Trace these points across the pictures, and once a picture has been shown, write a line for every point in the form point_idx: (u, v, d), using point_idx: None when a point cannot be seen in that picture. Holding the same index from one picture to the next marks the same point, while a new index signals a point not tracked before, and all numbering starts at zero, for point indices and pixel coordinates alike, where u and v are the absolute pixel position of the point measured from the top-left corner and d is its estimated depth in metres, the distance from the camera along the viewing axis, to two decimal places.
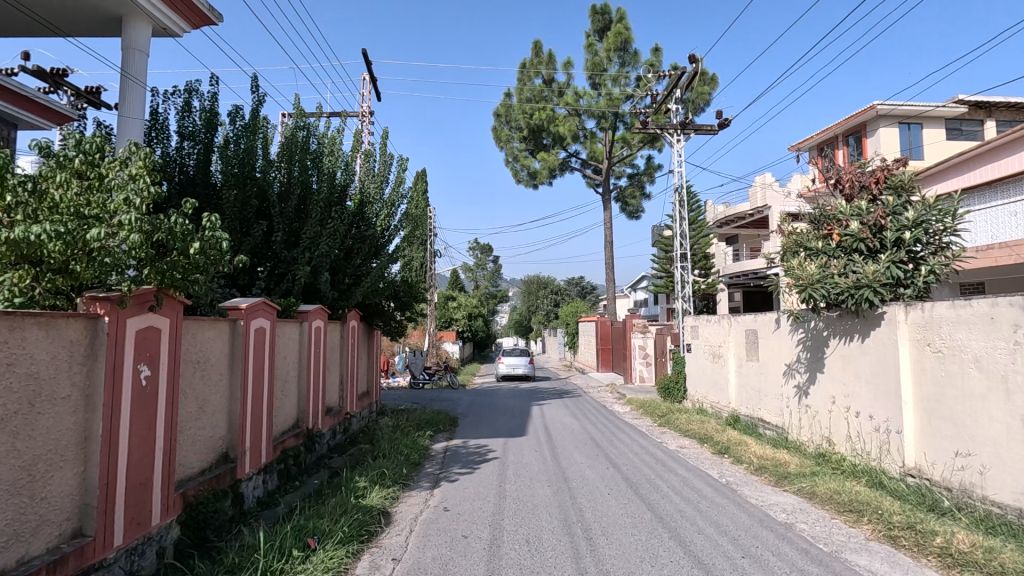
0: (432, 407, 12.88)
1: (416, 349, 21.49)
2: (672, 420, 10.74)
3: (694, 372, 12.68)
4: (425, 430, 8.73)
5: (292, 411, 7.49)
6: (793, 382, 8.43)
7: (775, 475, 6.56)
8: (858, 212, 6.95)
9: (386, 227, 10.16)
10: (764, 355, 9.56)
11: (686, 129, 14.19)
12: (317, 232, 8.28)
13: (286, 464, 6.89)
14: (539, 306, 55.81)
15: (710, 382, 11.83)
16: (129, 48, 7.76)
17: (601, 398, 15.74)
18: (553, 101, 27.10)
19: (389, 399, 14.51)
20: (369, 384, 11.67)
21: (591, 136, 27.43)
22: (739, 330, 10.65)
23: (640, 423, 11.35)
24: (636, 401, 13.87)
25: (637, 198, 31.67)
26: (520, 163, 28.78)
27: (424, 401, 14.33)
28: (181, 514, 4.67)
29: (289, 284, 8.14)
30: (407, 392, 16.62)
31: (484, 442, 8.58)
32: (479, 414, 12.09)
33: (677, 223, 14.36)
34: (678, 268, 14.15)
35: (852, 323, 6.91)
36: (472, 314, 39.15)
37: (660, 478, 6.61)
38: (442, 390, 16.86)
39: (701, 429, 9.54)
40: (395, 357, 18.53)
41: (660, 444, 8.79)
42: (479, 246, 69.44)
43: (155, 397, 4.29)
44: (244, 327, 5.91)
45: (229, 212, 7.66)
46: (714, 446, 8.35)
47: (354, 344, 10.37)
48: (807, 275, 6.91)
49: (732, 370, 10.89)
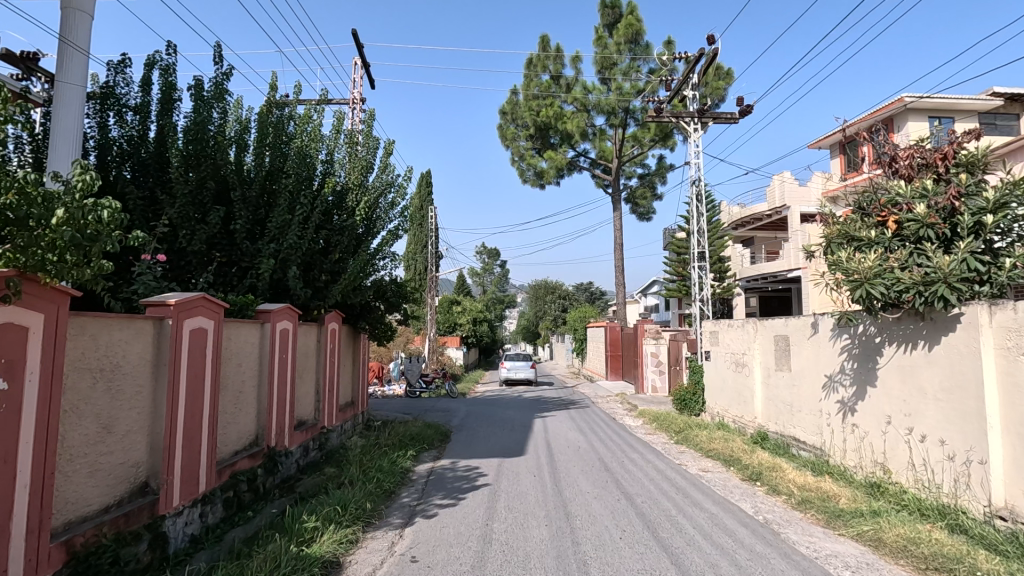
0: (425, 418, 11.77)
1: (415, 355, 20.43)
2: (690, 437, 9.55)
3: (715, 382, 11.46)
4: (408, 448, 7.61)
5: (248, 427, 6.38)
6: (835, 397, 7.23)
7: (824, 513, 5.36)
8: (922, 194, 5.80)
9: (372, 217, 9.07)
10: (797, 365, 8.35)
11: (704, 117, 13.08)
12: (285, 220, 7.22)
13: (235, 491, 5.78)
14: (547, 311, 54.63)
15: (732, 395, 10.62)
16: (69, 9, 6.79)
17: (610, 409, 14.54)
18: (560, 97, 26.10)
19: (380, 409, 13.41)
20: (354, 393, 10.59)
21: (600, 134, 26.32)
22: (766, 335, 9.45)
23: (654, 439, 10.16)
24: (648, 413, 12.67)
25: (648, 199, 30.53)
26: (526, 162, 27.75)
27: (419, 411, 13.23)
28: (63, 569, 3.58)
29: (251, 279, 7.07)
30: (401, 401, 15.50)
31: (476, 464, 7.43)
32: (475, 428, 10.94)
33: (694, 220, 13.22)
34: (695, 269, 12.98)
35: (916, 327, 5.73)
36: (477, 319, 38.03)
37: (683, 514, 5.43)
38: (440, 399, 15.76)
39: (726, 448, 8.33)
40: (390, 364, 17.41)
41: (679, 467, 7.60)
42: (486, 250, 68.47)
43: (17, 418, 3.23)
44: (174, 328, 4.79)
45: (180, 195, 6.59)
46: (743, 471, 7.15)
47: (335, 350, 9.30)
48: (862, 268, 5.71)
49: (759, 382, 9.67)
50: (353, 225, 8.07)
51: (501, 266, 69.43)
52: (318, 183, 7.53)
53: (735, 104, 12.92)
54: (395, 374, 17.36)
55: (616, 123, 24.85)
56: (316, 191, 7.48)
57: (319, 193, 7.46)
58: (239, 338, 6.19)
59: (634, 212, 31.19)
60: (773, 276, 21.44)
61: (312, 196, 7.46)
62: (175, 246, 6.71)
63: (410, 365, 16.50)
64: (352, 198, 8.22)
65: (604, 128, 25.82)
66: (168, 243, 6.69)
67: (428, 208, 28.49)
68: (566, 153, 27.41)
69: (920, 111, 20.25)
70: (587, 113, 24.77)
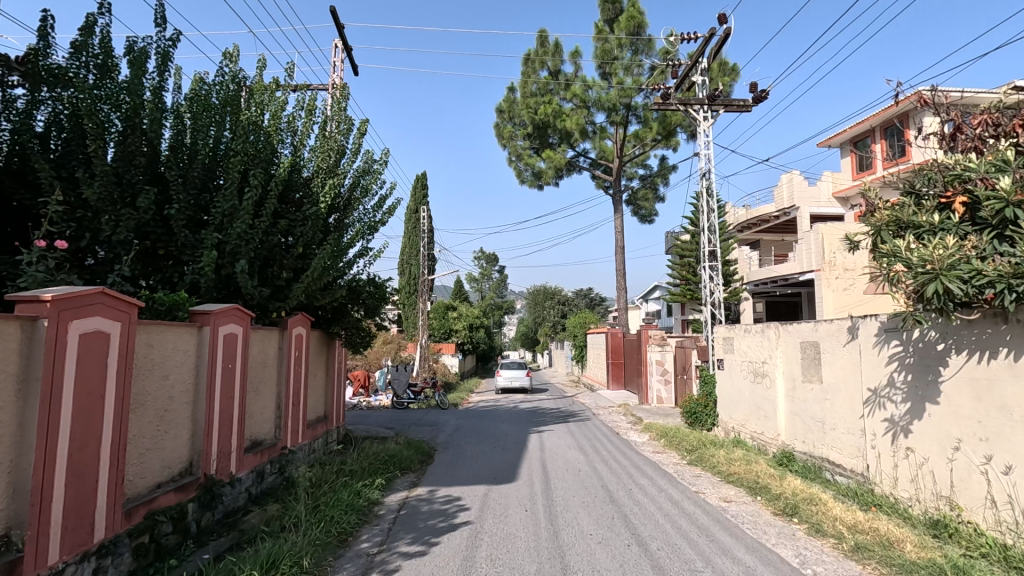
0: (409, 434, 10.63)
1: (405, 364, 19.28)
2: (705, 457, 8.43)
3: (730, 394, 10.33)
4: (378, 476, 6.48)
5: (179, 452, 5.26)
6: (882, 414, 6.12)
7: (889, 565, 4.24)
8: (1001, 166, 4.76)
9: (345, 206, 8.01)
10: (831, 377, 7.25)
11: (715, 104, 12.05)
12: (233, 207, 6.14)
13: (154, 536, 4.66)
14: (546, 317, 53.50)
15: (750, 408, 9.50)
16: None
17: (613, 422, 13.40)
18: (559, 94, 25.12)
19: (362, 423, 12.27)
20: (327, 407, 9.45)
21: (601, 132, 25.31)
22: (791, 343, 8.35)
23: (663, 459, 9.04)
24: (655, 428, 11.53)
25: (650, 201, 29.52)
26: (524, 162, 26.71)
27: (404, 426, 12.09)
28: None
29: (192, 276, 6.00)
30: (387, 413, 14.35)
31: (458, 494, 6.30)
32: (464, 445, 9.82)
33: (704, 216, 12.15)
34: (705, 270, 11.91)
35: (995, 331, 4.65)
36: (474, 326, 36.89)
37: (711, 566, 4.30)
38: (429, 411, 14.62)
39: (749, 472, 7.22)
40: (376, 372, 16.24)
41: (697, 496, 6.47)
42: (484, 255, 67.29)
43: None
44: (51, 332, 3.66)
45: (99, 173, 5.43)
46: (774, 502, 6.04)
47: (301, 358, 8.20)
48: (929, 256, 4.64)
49: (783, 395, 8.56)
50: (320, 213, 7.02)
51: (500, 271, 68.26)
52: (278, 164, 6.48)
53: (748, 90, 11.87)
54: (382, 384, 16.21)
55: (617, 121, 23.87)
56: (275, 172, 6.41)
57: (279, 175, 6.40)
58: (167, 347, 5.08)
59: (636, 214, 30.15)
60: (783, 280, 20.35)
61: (270, 178, 6.39)
62: (99, 234, 5.63)
63: (397, 374, 15.33)
64: (321, 183, 7.15)
65: (605, 126, 24.83)
66: (91, 230, 5.61)
67: (422, 209, 27.44)
68: (566, 153, 26.41)
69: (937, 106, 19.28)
70: (587, 110, 23.75)
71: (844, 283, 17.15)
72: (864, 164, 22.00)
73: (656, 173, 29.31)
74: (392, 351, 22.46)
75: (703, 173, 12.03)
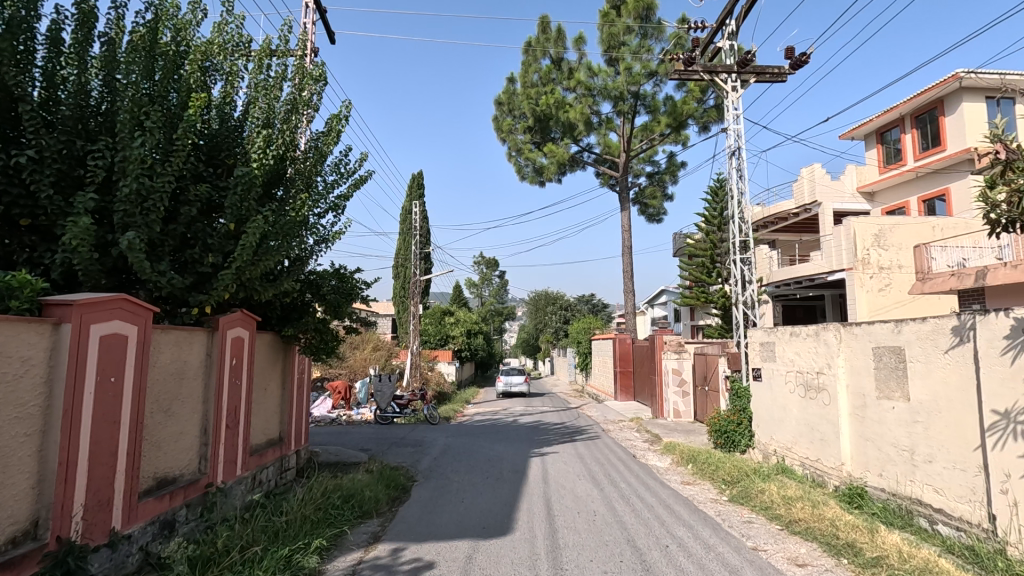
0: (387, 458, 8.89)
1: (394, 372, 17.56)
2: (752, 491, 6.69)
3: (771, 411, 8.61)
4: (323, 531, 4.76)
5: (9, 509, 3.53)
6: (1021, 449, 4.40)
7: None
8: None
9: (297, 171, 6.39)
10: (926, 393, 5.54)
11: (745, 72, 10.42)
12: (122, 160, 4.44)
13: None
14: (548, 323, 51.72)
15: (800, 428, 7.77)
16: None
17: (627, 441, 11.66)
18: (562, 84, 23.59)
19: (335, 442, 10.53)
20: (282, 426, 7.76)
21: (606, 124, 23.72)
22: (860, 348, 6.64)
23: (696, 491, 7.30)
24: (679, 449, 9.79)
25: (659, 199, 27.91)
26: (525, 157, 25.13)
27: (384, 445, 10.34)
28: None
29: (65, 255, 4.33)
30: (367, 430, 12.61)
31: (430, 556, 4.57)
32: (450, 472, 8.08)
33: (734, 200, 10.38)
34: (736, 263, 10.21)
35: None
36: (472, 331, 35.12)
37: None
38: (416, 427, 12.89)
39: (820, 518, 5.48)
40: (357, 383, 14.51)
41: (759, 557, 4.73)
42: (484, 260, 65.59)
43: None
44: None
45: None
46: (873, 572, 4.31)
47: (241, 367, 6.46)
48: None
49: (846, 414, 6.85)
50: (255, 174, 5.36)
51: (500, 276, 66.47)
52: (194, 106, 4.84)
53: (784, 55, 10.22)
54: (364, 396, 14.49)
55: (624, 111, 22.30)
56: (189, 116, 4.78)
57: (195, 119, 4.77)
58: None
59: (644, 214, 28.50)
60: (808, 280, 18.65)
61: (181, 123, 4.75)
62: None
63: (380, 385, 13.45)
64: (258, 136, 5.52)
65: (611, 117, 23.24)
66: None
67: (416, 208, 25.82)
68: (569, 147, 24.85)
69: (975, 90, 17.64)
70: (592, 99, 22.13)
71: (880, 283, 15.65)
72: (892, 156, 20.47)
73: (664, 170, 27.70)
74: (381, 358, 20.73)
75: (732, 151, 10.29)
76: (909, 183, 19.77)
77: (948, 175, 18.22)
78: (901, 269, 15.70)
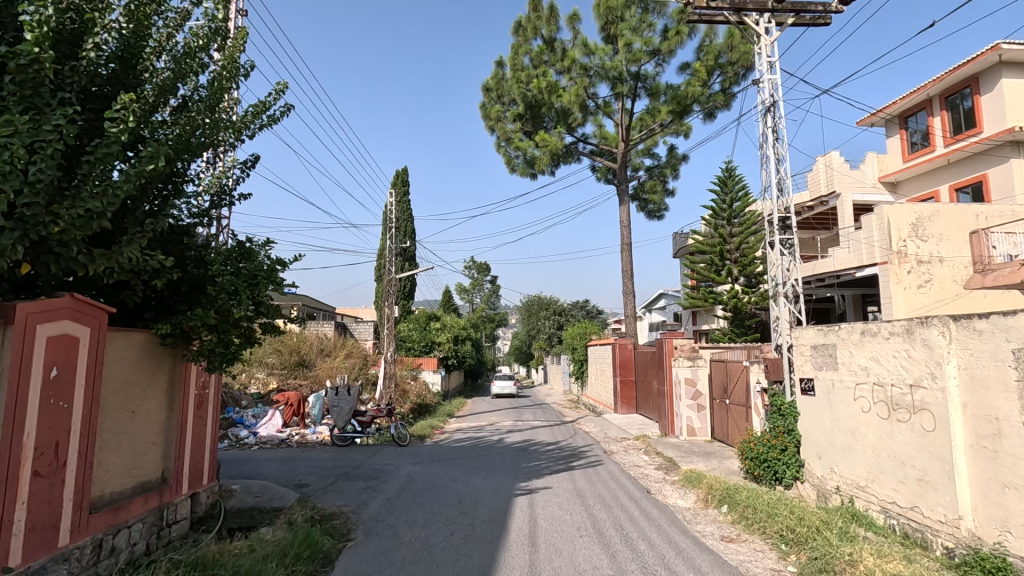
0: (323, 500, 6.71)
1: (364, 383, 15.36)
2: (833, 558, 4.58)
3: (831, 436, 6.56)
4: None
5: None
6: None
7: None
8: None
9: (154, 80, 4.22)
10: None
11: (780, 11, 8.45)
12: None
13: None
14: (540, 329, 49.46)
15: (881, 461, 5.69)
16: None
17: (635, 467, 9.53)
18: (555, 67, 21.72)
19: (268, 473, 8.33)
20: (166, 462, 5.56)
21: (604, 109, 21.77)
22: (983, 350, 4.60)
23: (745, 551, 5.19)
24: (706, 482, 7.66)
25: (659, 194, 25.98)
26: (515, 147, 23.10)
27: (330, 477, 8.15)
28: None
29: None
30: (321, 453, 10.44)
31: None
32: (402, 524, 5.90)
33: (773, 165, 8.25)
34: (774, 244, 8.10)
35: None
36: (460, 338, 32.87)
37: None
38: (380, 452, 10.70)
39: None
40: (311, 397, 12.27)
41: None
42: (475, 264, 63.42)
43: None
44: None
45: None
46: None
47: (73, 385, 4.25)
48: None
49: (962, 447, 4.77)
50: (40, 54, 3.17)
51: (492, 281, 64.20)
52: None
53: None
54: (319, 412, 12.21)
55: (623, 94, 20.42)
56: None
57: None
58: None
59: (643, 210, 26.57)
60: (832, 277, 16.66)
61: None
62: None
63: (337, 401, 11.11)
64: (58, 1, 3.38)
65: (609, 101, 21.34)
66: None
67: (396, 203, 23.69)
68: (562, 136, 22.90)
69: (1015, 65, 15.80)
70: (588, 80, 20.15)
71: (919, 279, 13.71)
72: (917, 142, 18.63)
73: (665, 163, 25.84)
74: (353, 367, 18.51)
75: (768, 107, 8.30)
76: (938, 172, 17.94)
77: (985, 161, 16.39)
78: (942, 262, 13.67)
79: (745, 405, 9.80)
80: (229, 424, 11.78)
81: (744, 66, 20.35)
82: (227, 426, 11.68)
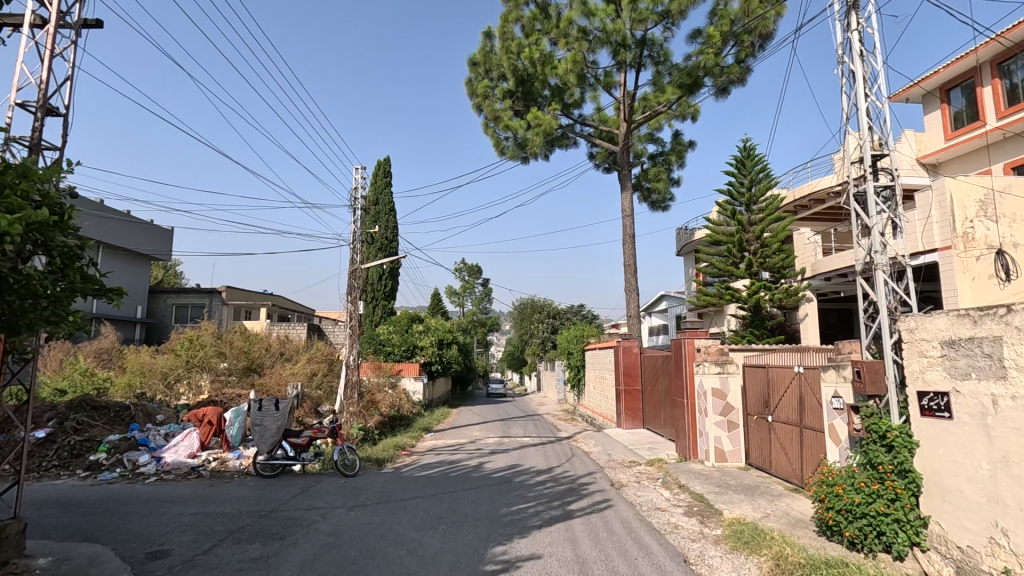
0: None
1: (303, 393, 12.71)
2: None
3: (996, 488, 4.04)
4: None
5: None
6: None
7: None
8: None
9: None
10: None
11: None
12: None
13: None
14: (534, 333, 46.72)
15: None
16: None
17: (657, 510, 6.96)
18: (550, 37, 19.35)
19: (127, 526, 5.71)
20: None
21: (605, 80, 19.39)
22: None
23: None
24: (773, 548, 5.11)
25: (664, 183, 23.57)
26: (503, 127, 20.63)
27: (216, 533, 5.55)
28: None
29: None
30: (236, 488, 7.84)
31: None
32: None
33: (859, 86, 5.69)
34: (871, 191, 5.48)
35: None
36: (446, 341, 30.22)
37: None
38: (316, 484, 8.12)
39: None
40: (231, 415, 9.56)
41: None
42: (466, 266, 60.66)
43: None
44: None
45: None
46: None
47: None
48: None
49: None
50: None
51: (484, 284, 61.44)
52: None
53: None
54: (240, 432, 9.52)
55: (627, 65, 18.10)
56: None
57: None
58: None
59: (646, 201, 24.11)
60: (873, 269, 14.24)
61: None
62: None
63: (261, 419, 8.47)
64: None
65: (611, 73, 19.00)
66: None
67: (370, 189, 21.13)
68: (557, 115, 20.47)
69: None
70: (586, 45, 17.75)
71: (991, 266, 11.34)
72: (962, 117, 16.31)
73: (670, 150, 23.55)
74: (311, 374, 15.85)
75: (851, 4, 5.83)
76: (987, 149, 15.65)
77: None
78: None
79: (813, 425, 7.39)
80: (128, 447, 9.14)
81: (762, 35, 18.03)
82: (125, 449, 9.05)
